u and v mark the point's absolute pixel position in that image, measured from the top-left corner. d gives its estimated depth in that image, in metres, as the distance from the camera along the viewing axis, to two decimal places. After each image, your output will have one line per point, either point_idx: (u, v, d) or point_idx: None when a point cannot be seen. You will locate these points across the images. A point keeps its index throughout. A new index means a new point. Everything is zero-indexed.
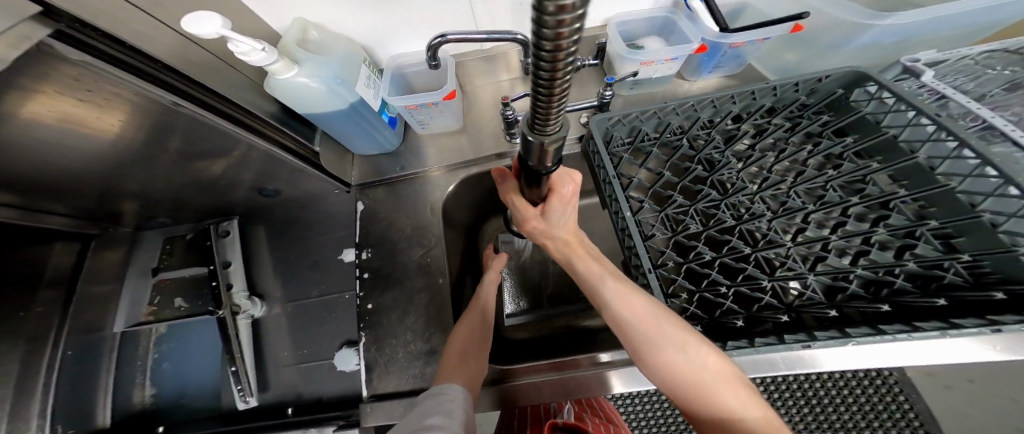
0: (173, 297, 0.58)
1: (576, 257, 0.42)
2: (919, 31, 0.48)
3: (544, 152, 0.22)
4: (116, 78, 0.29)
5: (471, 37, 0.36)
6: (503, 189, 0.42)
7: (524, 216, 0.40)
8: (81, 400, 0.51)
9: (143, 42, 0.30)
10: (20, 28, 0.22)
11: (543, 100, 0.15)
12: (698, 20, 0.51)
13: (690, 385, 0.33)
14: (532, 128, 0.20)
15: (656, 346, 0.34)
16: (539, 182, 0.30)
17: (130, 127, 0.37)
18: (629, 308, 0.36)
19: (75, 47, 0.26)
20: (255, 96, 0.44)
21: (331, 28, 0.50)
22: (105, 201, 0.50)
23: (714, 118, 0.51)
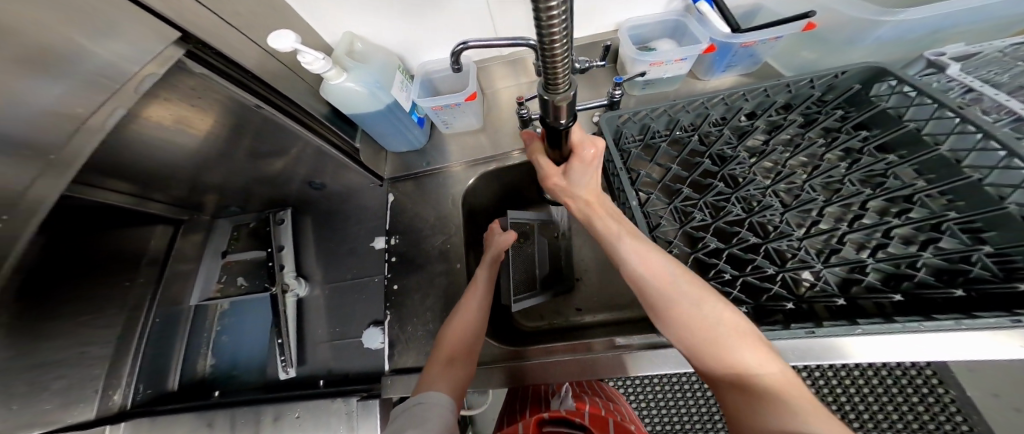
0: (236, 277, 0.68)
1: (596, 216, 0.42)
2: (941, 25, 0.48)
3: (558, 109, 0.27)
4: (226, 87, 0.40)
5: (484, 44, 0.40)
6: (530, 147, 0.45)
7: (546, 173, 0.43)
8: (161, 359, 0.62)
9: (239, 56, 0.40)
10: (167, 52, 0.32)
11: (551, 49, 0.20)
12: (707, 22, 0.53)
13: (704, 340, 0.33)
14: (549, 87, 0.25)
15: (672, 300, 0.36)
16: (557, 138, 0.34)
17: (217, 127, 0.46)
18: (646, 266, 0.37)
19: (197, 63, 0.35)
20: (313, 101, 0.53)
21: (372, 40, 0.59)
22: (193, 191, 0.62)
23: (726, 115, 0.52)
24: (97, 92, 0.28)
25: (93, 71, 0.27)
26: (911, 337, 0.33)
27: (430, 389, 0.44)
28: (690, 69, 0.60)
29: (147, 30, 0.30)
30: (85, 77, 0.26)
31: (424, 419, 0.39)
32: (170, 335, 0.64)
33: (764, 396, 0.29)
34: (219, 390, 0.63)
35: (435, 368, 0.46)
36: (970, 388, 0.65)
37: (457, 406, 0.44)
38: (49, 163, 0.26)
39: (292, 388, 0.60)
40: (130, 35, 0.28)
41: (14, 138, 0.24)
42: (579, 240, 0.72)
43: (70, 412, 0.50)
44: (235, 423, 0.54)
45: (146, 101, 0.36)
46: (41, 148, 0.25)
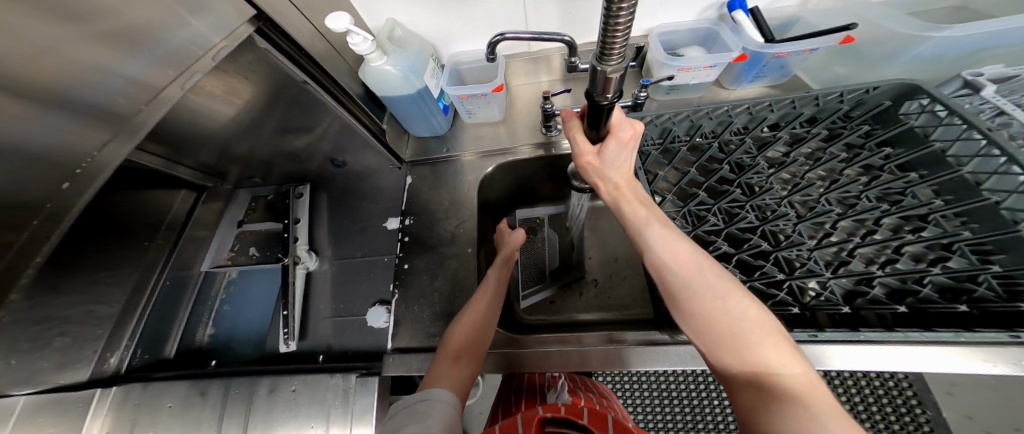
0: (248, 247, 0.71)
1: (626, 201, 0.40)
2: (983, 46, 0.49)
3: (609, 80, 0.29)
4: (280, 63, 0.43)
5: (524, 37, 0.43)
6: (566, 122, 0.42)
7: (579, 151, 0.40)
8: (164, 322, 0.62)
9: (295, 34, 0.43)
10: (241, 29, 0.35)
11: (614, 25, 0.23)
12: (741, 32, 0.55)
13: (726, 335, 0.33)
14: (606, 56, 0.27)
15: (695, 292, 0.35)
16: (598, 114, 0.34)
17: (254, 100, 0.49)
18: (673, 253, 0.36)
19: (263, 39, 0.39)
20: (349, 81, 0.56)
21: (410, 28, 0.61)
22: (220, 160, 0.65)
23: (749, 124, 0.54)
24: (173, 63, 0.29)
25: (169, 46, 0.28)
26: (914, 346, 0.35)
27: (435, 386, 0.44)
28: (717, 77, 0.62)
29: (225, 7, 0.33)
30: (163, 52, 0.28)
31: (425, 416, 0.40)
32: (177, 298, 0.64)
33: (784, 394, 0.29)
34: (217, 360, 0.63)
35: (441, 366, 0.46)
36: (946, 409, 0.63)
37: (461, 403, 0.44)
38: (121, 129, 0.26)
39: (291, 361, 0.60)
40: (209, 14, 0.31)
41: (88, 103, 0.24)
42: (590, 239, 0.75)
43: (66, 372, 0.50)
44: (229, 390, 0.53)
45: (210, 74, 0.40)
46: (113, 113, 0.25)
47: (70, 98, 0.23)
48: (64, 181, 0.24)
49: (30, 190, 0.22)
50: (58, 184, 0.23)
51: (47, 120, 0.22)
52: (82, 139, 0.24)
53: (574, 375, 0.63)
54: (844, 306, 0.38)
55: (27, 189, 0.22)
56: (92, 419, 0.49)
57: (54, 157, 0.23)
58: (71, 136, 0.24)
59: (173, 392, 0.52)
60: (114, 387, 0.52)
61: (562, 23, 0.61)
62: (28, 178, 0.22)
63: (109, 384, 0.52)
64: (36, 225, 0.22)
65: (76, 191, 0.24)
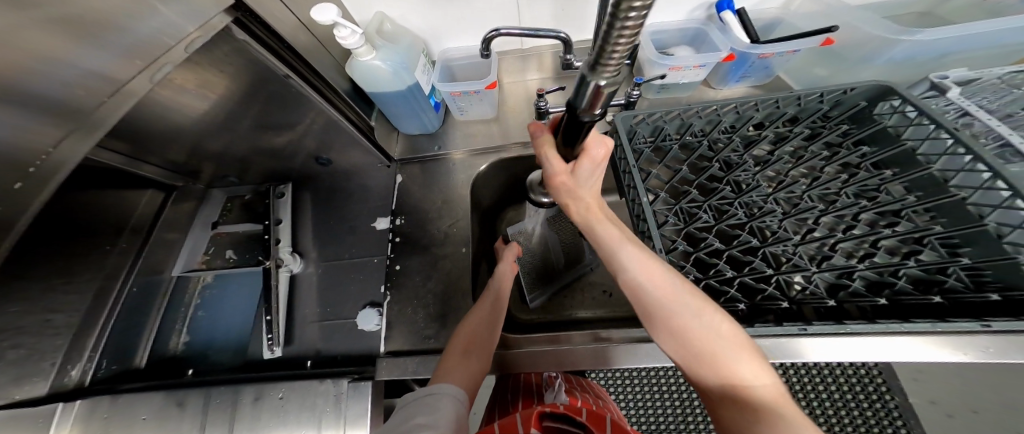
0: (224, 249, 0.67)
1: (599, 222, 0.40)
2: (948, 50, 0.53)
3: (599, 94, 0.25)
4: (262, 57, 0.40)
5: (517, 34, 0.42)
6: (539, 140, 0.41)
7: (553, 170, 0.39)
8: (129, 331, 0.57)
9: (277, 25, 0.41)
10: (217, 19, 0.33)
11: (615, 40, 0.19)
12: (728, 31, 0.56)
13: (704, 352, 0.34)
14: (595, 68, 0.23)
15: (671, 311, 0.35)
16: (575, 131, 0.32)
17: (230, 93, 0.46)
18: (647, 273, 0.37)
19: (242, 30, 0.36)
20: (335, 75, 0.54)
21: (401, 24, 0.59)
22: (191, 158, 0.61)
23: (736, 123, 0.56)
24: (143, 54, 0.26)
25: (136, 36, 0.26)
26: (893, 337, 0.38)
27: (445, 380, 0.43)
28: (706, 77, 0.63)
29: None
30: (129, 43, 0.25)
31: (434, 408, 0.40)
32: (146, 305, 0.60)
33: (761, 408, 0.30)
34: (194, 369, 0.59)
35: (450, 361, 0.45)
36: (912, 394, 0.68)
37: (469, 401, 0.44)
38: (82, 125, 0.24)
39: (276, 368, 0.58)
40: (183, 2, 0.29)
41: (42, 97, 0.21)
42: None
43: (21, 386, 0.46)
44: (210, 401, 0.50)
45: (182, 66, 0.38)
46: (74, 109, 0.23)
47: (24, 94, 0.20)
48: (19, 181, 0.21)
49: None
50: (11, 184, 0.21)
51: (6, 117, 0.20)
52: (38, 137, 0.22)
53: (569, 375, 0.64)
54: (829, 300, 0.40)
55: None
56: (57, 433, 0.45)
57: (12, 158, 0.21)
58: (28, 134, 0.21)
59: (148, 404, 0.49)
60: (81, 400, 0.47)
61: (556, 20, 0.61)
62: None
63: (74, 398, 0.48)
64: None
65: (31, 192, 0.22)
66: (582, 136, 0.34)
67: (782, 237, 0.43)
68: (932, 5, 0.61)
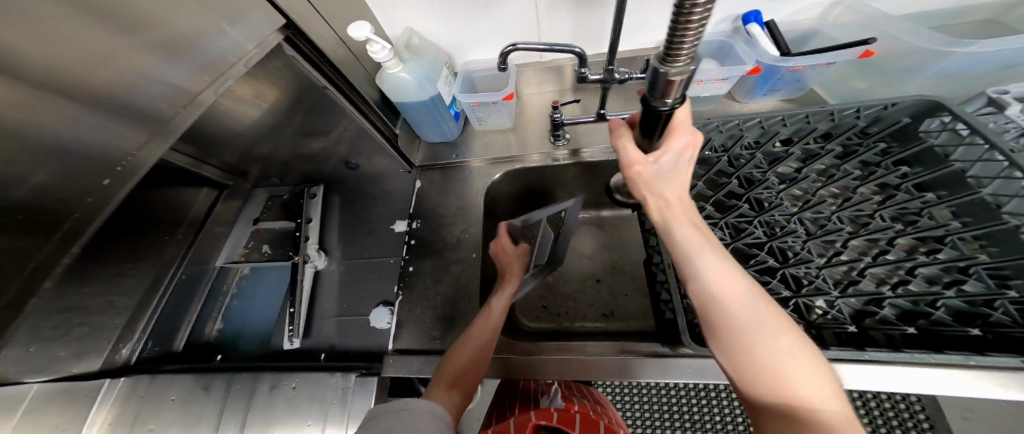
0: (260, 245, 0.72)
1: (678, 222, 0.37)
2: (1014, 61, 0.48)
3: (671, 84, 0.25)
4: (305, 70, 0.45)
5: (536, 49, 0.45)
6: (614, 134, 0.40)
7: (627, 160, 0.36)
8: (175, 314, 0.63)
9: (319, 42, 0.46)
10: (271, 38, 0.37)
11: (685, 23, 0.20)
12: (754, 44, 0.56)
13: (766, 364, 0.30)
14: (666, 60, 0.23)
15: (736, 315, 0.32)
16: (651, 126, 0.31)
17: (276, 103, 0.51)
18: (716, 273, 0.34)
19: (291, 47, 0.42)
20: (366, 86, 0.59)
21: (427, 37, 0.64)
22: (241, 160, 0.68)
23: (760, 139, 0.54)
24: (212, 71, 0.31)
25: (208, 55, 0.30)
26: (922, 369, 0.35)
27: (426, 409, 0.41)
28: (730, 90, 0.63)
29: (261, 18, 0.36)
30: (203, 61, 0.30)
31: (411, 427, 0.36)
32: (191, 293, 0.66)
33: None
34: (223, 355, 0.64)
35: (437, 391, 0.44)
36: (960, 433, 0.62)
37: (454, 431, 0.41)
38: (159, 132, 0.29)
39: (293, 359, 0.61)
40: (246, 25, 0.34)
41: (135, 107, 0.26)
42: (594, 254, 0.74)
43: (79, 361, 0.52)
44: (231, 387, 0.53)
45: (243, 80, 0.44)
46: (155, 117, 0.28)
47: (121, 105, 0.25)
48: (106, 178, 0.26)
49: (73, 186, 0.24)
50: (100, 181, 0.26)
51: (97, 124, 0.24)
52: (124, 141, 0.27)
53: (568, 381, 0.61)
54: (851, 326, 0.38)
55: (64, 184, 0.24)
56: (98, 408, 0.50)
57: (96, 156, 0.25)
58: (119, 137, 0.26)
59: (178, 386, 0.53)
60: (125, 378, 0.53)
61: (574, 33, 0.63)
62: (70, 172, 0.24)
63: (118, 375, 0.54)
64: (76, 218, 0.25)
65: (115, 186, 0.27)
66: (663, 128, 0.32)
67: (803, 258, 0.42)
68: (999, 12, 0.56)
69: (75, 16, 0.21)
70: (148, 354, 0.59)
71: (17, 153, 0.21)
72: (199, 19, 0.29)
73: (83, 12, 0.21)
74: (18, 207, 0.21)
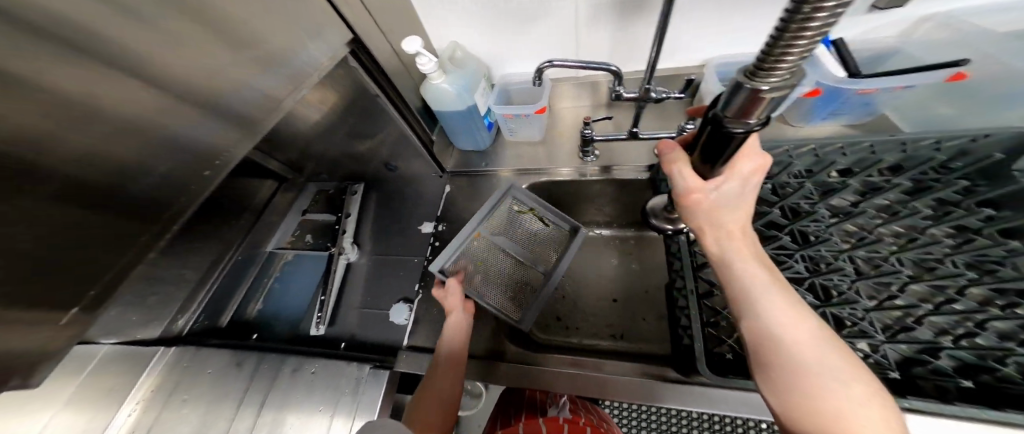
0: (305, 235, 0.80)
1: (739, 257, 0.34)
2: None
3: (758, 102, 0.24)
4: (364, 79, 0.51)
5: (571, 66, 0.46)
6: (665, 157, 0.38)
7: (685, 184, 0.35)
8: (229, 292, 0.71)
9: (378, 54, 0.51)
10: (340, 51, 0.43)
11: (786, 48, 0.19)
12: (818, 65, 0.54)
13: (833, 418, 0.26)
14: (755, 73, 0.22)
15: (800, 359, 0.29)
16: (719, 149, 0.30)
17: (334, 108, 0.58)
18: (780, 309, 0.31)
19: (354, 59, 0.48)
20: (412, 94, 0.64)
21: (469, 50, 0.69)
22: (299, 156, 0.77)
23: (814, 167, 0.50)
24: (294, 80, 0.37)
25: (293, 67, 0.36)
26: (973, 423, 0.34)
27: None
28: (785, 113, 0.61)
29: (336, 35, 0.41)
30: (288, 72, 0.36)
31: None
32: (242, 274, 0.74)
33: None
34: (258, 334, 0.69)
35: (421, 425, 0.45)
36: None
37: None
38: (249, 132, 0.35)
39: (318, 345, 0.65)
40: (322, 41, 0.39)
41: (233, 111, 0.32)
42: (611, 277, 0.74)
43: (142, 328, 0.62)
44: (259, 367, 0.58)
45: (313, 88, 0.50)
46: (248, 120, 0.34)
47: (225, 109, 0.31)
48: (207, 170, 0.32)
49: (187, 173, 0.31)
50: (203, 172, 0.32)
51: (205, 124, 0.30)
52: (224, 140, 0.33)
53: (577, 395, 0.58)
54: (893, 373, 0.38)
55: (180, 173, 0.30)
56: (149, 373, 0.58)
57: (204, 152, 0.31)
58: (221, 136, 0.32)
59: (214, 362, 0.59)
60: (172, 348, 0.60)
61: (611, 50, 0.64)
62: (186, 165, 0.30)
63: (171, 345, 0.61)
64: (178, 202, 0.31)
65: (212, 176, 0.33)
66: (732, 153, 0.30)
67: (849, 299, 0.42)
68: None
69: (198, 35, 0.26)
70: (198, 326, 0.66)
71: (150, 145, 0.27)
72: (287, 35, 0.34)
73: (205, 33, 0.27)
74: (145, 190, 0.28)
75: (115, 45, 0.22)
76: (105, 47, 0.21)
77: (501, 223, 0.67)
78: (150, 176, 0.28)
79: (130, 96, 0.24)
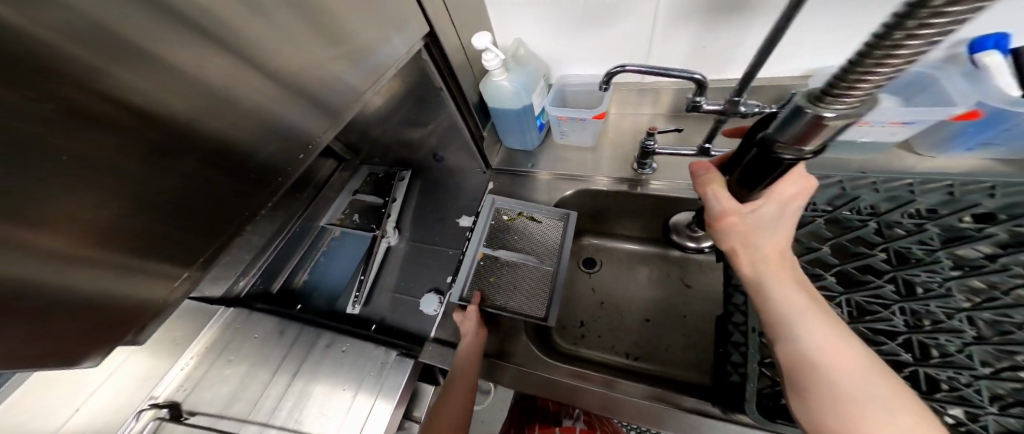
0: (354, 214, 0.84)
1: (776, 278, 0.29)
2: None
3: (817, 130, 0.22)
4: (431, 73, 0.52)
5: (643, 71, 0.43)
6: (699, 179, 0.35)
7: (720, 208, 0.32)
8: (280, 262, 0.75)
9: (447, 46, 0.52)
10: (415, 46, 0.44)
11: (866, 74, 0.18)
12: (982, 81, 0.45)
13: None
14: (819, 100, 0.20)
15: (842, 392, 0.25)
16: (764, 172, 0.27)
17: (396, 96, 0.60)
18: (822, 334, 0.27)
19: (426, 53, 0.49)
20: (471, 88, 0.65)
21: (531, 48, 0.67)
22: (360, 138, 0.81)
23: (941, 207, 0.41)
24: (375, 74, 0.38)
25: (376, 61, 0.38)
26: None
27: None
28: (916, 136, 0.54)
29: (412, 29, 0.42)
30: (372, 65, 0.37)
31: None
32: (295, 245, 0.78)
33: None
34: (302, 305, 0.74)
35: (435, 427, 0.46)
36: None
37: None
38: (336, 122, 0.36)
39: (350, 322, 0.68)
40: (401, 35, 0.40)
41: (325, 101, 0.34)
42: (651, 298, 0.69)
43: (213, 285, 0.64)
44: (298, 337, 0.61)
45: None
46: (336, 110, 0.35)
47: (318, 98, 0.33)
48: (300, 154, 0.34)
49: (286, 154, 0.33)
50: (297, 156, 0.34)
51: (301, 110, 0.32)
52: (316, 127, 0.34)
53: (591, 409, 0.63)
54: None
55: (283, 153, 0.32)
56: (208, 329, 0.62)
57: (298, 136, 0.33)
58: (314, 124, 0.34)
59: (262, 327, 0.63)
60: (231, 309, 0.65)
61: (689, 56, 0.59)
62: (284, 147, 0.32)
63: (230, 306, 0.66)
64: (280, 181, 0.34)
65: (303, 160, 0.35)
66: (773, 180, 0.28)
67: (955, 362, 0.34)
68: None
69: (300, 31, 0.28)
70: (254, 289, 0.71)
71: (262, 126, 0.29)
72: (373, 34, 0.36)
73: (305, 28, 0.28)
74: (253, 165, 0.30)
75: (231, 31, 0.23)
76: (222, 32, 0.23)
77: (490, 234, 0.68)
78: (261, 154, 0.30)
79: (245, 82, 0.26)
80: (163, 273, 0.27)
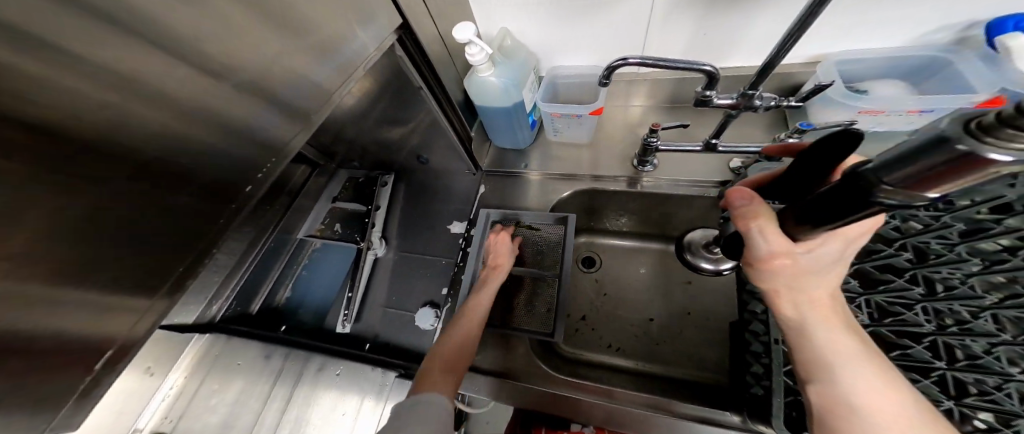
0: (334, 223, 0.77)
1: (821, 322, 0.26)
2: None
3: (965, 174, 0.15)
4: (407, 70, 0.47)
5: (649, 62, 0.39)
6: (737, 210, 0.29)
7: (768, 247, 0.27)
8: (254, 283, 0.67)
9: (422, 36, 0.46)
10: (387, 39, 0.38)
11: None
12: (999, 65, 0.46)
13: None
14: (988, 130, 0.14)
15: None
16: (841, 210, 0.22)
17: (368, 95, 0.53)
18: (872, 390, 0.24)
19: (401, 47, 0.43)
20: (454, 84, 0.59)
21: (518, 38, 0.62)
22: (334, 141, 0.73)
23: None
24: (345, 71, 0.33)
25: (345, 56, 0.32)
26: None
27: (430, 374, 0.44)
28: None
29: (383, 18, 0.37)
30: (342, 60, 0.32)
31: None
32: (270, 261, 0.71)
33: None
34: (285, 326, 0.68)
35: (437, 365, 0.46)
36: None
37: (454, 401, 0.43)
38: (305, 123, 0.31)
39: (343, 343, 0.62)
40: (371, 27, 0.35)
41: (286, 102, 0.29)
42: (654, 295, 0.67)
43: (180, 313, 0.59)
44: (286, 361, 0.58)
45: None
46: (303, 112, 0.30)
47: (278, 99, 0.28)
48: (259, 171, 0.29)
49: (241, 170, 0.27)
50: (246, 186, 0.28)
51: (259, 113, 0.27)
52: (285, 129, 0.30)
53: None
54: None
55: (243, 165, 0.27)
56: (192, 346, 0.60)
57: (261, 142, 0.28)
58: (281, 127, 0.29)
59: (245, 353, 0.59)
60: (206, 336, 0.61)
61: (688, 44, 0.56)
62: (238, 163, 0.27)
63: (205, 331, 0.61)
64: (233, 207, 0.28)
65: (266, 176, 0.30)
66: (848, 222, 0.22)
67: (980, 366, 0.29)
68: None
69: (246, 18, 0.23)
70: (229, 313, 0.65)
71: (211, 134, 0.24)
72: (336, 22, 0.30)
73: (252, 14, 0.23)
74: (198, 187, 0.25)
75: (152, 15, 0.18)
76: (132, 18, 0.18)
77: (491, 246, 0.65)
78: (214, 166, 0.25)
79: (175, 82, 0.21)
80: (110, 322, 0.22)
